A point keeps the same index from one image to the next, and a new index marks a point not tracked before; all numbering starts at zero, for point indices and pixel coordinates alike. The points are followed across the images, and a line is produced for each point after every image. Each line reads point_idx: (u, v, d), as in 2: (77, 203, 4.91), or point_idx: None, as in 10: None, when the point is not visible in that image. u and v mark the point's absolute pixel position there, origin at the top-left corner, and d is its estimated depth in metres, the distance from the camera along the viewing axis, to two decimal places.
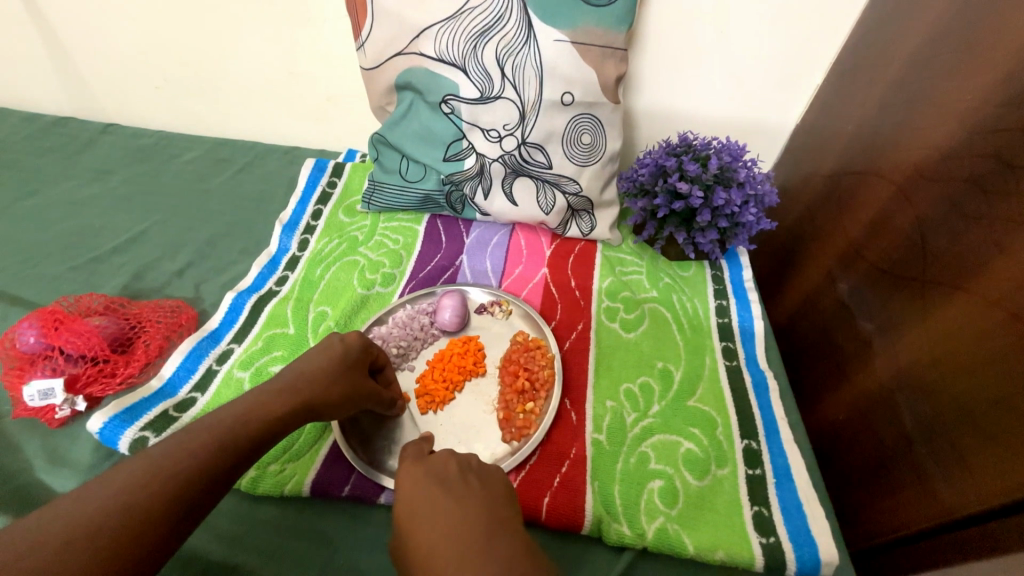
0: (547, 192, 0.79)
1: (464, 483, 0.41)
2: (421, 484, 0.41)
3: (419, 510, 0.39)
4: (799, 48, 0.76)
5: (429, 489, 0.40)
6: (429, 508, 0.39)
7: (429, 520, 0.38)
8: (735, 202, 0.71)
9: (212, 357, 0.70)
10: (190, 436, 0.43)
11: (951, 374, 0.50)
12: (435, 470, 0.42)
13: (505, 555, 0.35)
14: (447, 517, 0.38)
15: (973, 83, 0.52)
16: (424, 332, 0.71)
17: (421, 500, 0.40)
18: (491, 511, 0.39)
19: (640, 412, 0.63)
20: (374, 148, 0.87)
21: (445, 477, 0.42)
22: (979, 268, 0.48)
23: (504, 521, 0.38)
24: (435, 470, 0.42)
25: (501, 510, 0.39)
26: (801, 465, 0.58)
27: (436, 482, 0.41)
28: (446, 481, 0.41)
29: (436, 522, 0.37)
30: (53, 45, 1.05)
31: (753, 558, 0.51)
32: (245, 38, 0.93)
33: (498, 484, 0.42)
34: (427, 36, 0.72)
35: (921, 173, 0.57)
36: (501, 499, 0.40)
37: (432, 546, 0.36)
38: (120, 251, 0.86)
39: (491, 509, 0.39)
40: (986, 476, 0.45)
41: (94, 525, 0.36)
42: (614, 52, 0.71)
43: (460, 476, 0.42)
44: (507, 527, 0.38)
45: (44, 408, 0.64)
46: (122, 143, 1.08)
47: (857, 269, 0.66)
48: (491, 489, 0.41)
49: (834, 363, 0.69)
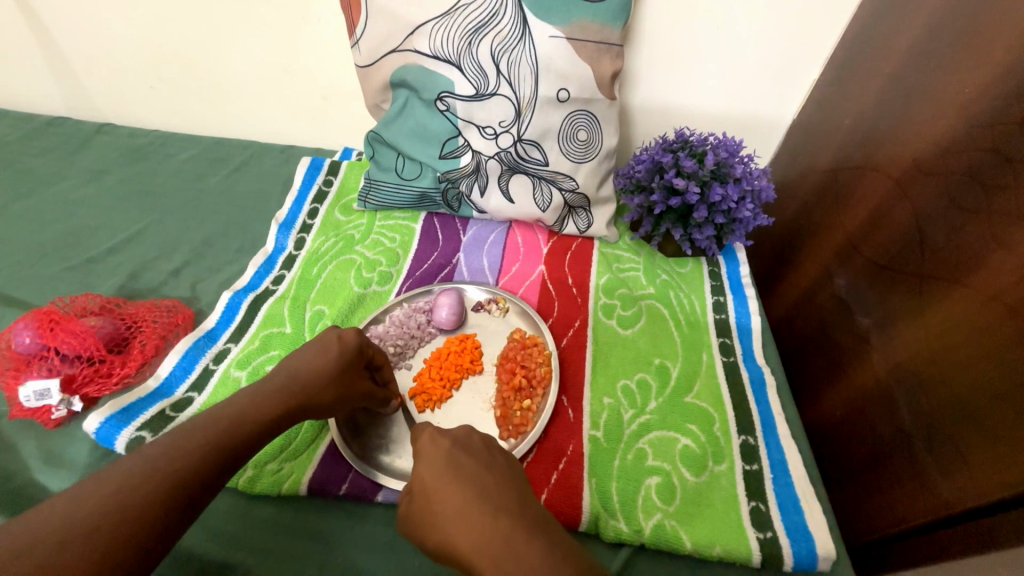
0: (543, 189, 0.79)
1: (491, 457, 0.40)
2: (446, 452, 0.40)
3: (445, 477, 0.38)
4: (795, 44, 0.76)
5: (456, 458, 0.40)
6: (460, 478, 0.38)
7: (456, 486, 0.37)
8: (731, 198, 0.71)
9: (209, 357, 0.70)
10: (180, 438, 0.42)
11: (946, 368, 0.50)
12: (460, 441, 0.42)
13: (538, 522, 0.35)
14: (477, 486, 0.37)
15: (971, 77, 0.52)
16: (421, 330, 0.71)
17: (448, 469, 0.39)
18: (517, 487, 0.38)
19: (638, 409, 0.63)
20: (370, 147, 0.86)
21: (470, 448, 0.41)
22: (976, 261, 0.48)
23: (529, 494, 0.38)
24: (461, 441, 0.41)
25: (526, 485, 0.39)
26: (799, 461, 0.58)
27: (462, 453, 0.40)
28: (472, 453, 0.40)
29: (465, 490, 0.37)
30: (47, 45, 1.04)
31: (750, 554, 0.51)
32: (240, 37, 0.92)
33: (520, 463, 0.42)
34: (421, 34, 0.72)
35: (917, 167, 0.57)
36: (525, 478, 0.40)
37: (463, 516, 0.35)
38: (116, 252, 0.86)
39: (518, 485, 0.38)
40: (984, 468, 0.45)
41: (88, 526, 0.36)
42: (609, 48, 0.71)
43: (486, 449, 0.41)
44: (531, 502, 0.37)
45: (41, 408, 0.64)
46: (117, 143, 1.08)
47: (854, 265, 0.66)
48: (513, 467, 0.41)
49: (831, 359, 0.69)
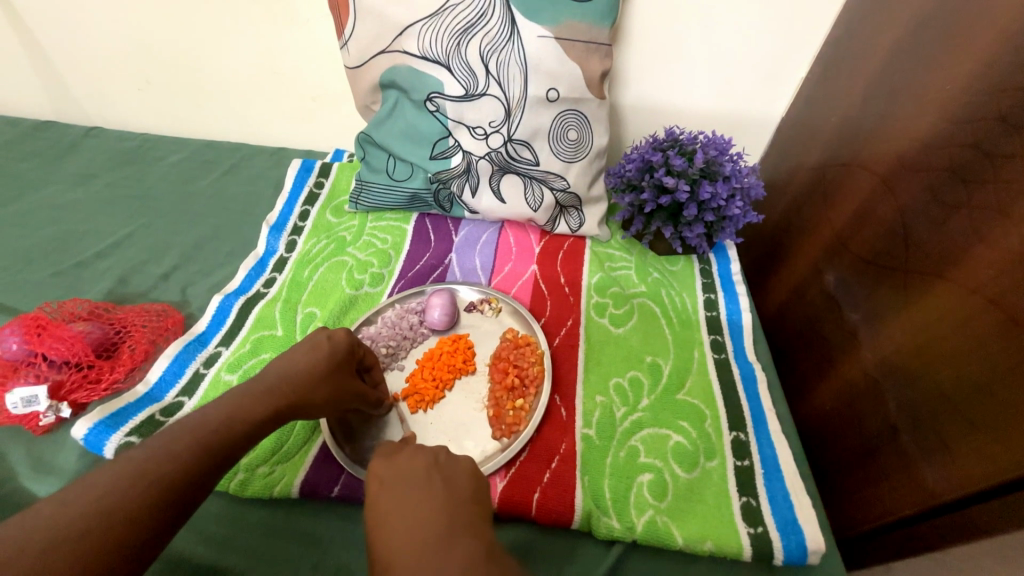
0: (534, 188, 0.79)
1: (428, 483, 0.41)
2: (387, 483, 0.41)
3: (382, 510, 0.39)
4: (780, 43, 0.76)
5: (394, 488, 0.40)
6: (395, 510, 0.38)
7: (390, 519, 0.38)
8: (721, 196, 0.71)
9: (199, 361, 0.70)
10: (170, 439, 0.42)
11: (930, 363, 0.51)
12: (402, 469, 0.42)
13: (465, 552, 0.35)
14: (409, 518, 0.37)
15: (952, 74, 0.52)
16: (413, 331, 0.71)
17: (386, 496, 0.40)
18: (450, 512, 0.38)
19: (630, 407, 0.63)
20: (360, 148, 0.86)
21: (411, 476, 0.41)
22: (959, 256, 0.49)
23: (466, 519, 0.38)
24: (402, 469, 0.42)
25: (460, 512, 0.38)
26: (789, 456, 0.59)
27: (402, 482, 0.41)
28: (411, 479, 0.41)
29: (399, 522, 0.37)
30: (33, 49, 1.04)
31: (742, 548, 0.51)
32: (228, 40, 0.92)
33: (463, 483, 0.42)
34: (410, 34, 0.72)
35: (902, 163, 0.58)
36: (463, 500, 0.40)
37: (391, 545, 0.36)
38: (104, 256, 0.85)
39: (450, 511, 0.38)
40: (968, 460, 0.46)
41: (78, 529, 0.36)
42: (598, 48, 0.71)
43: (426, 472, 0.42)
44: (464, 530, 0.37)
45: (28, 415, 0.63)
46: (106, 147, 1.07)
47: (842, 260, 0.67)
48: (453, 491, 0.40)
49: (821, 353, 0.70)
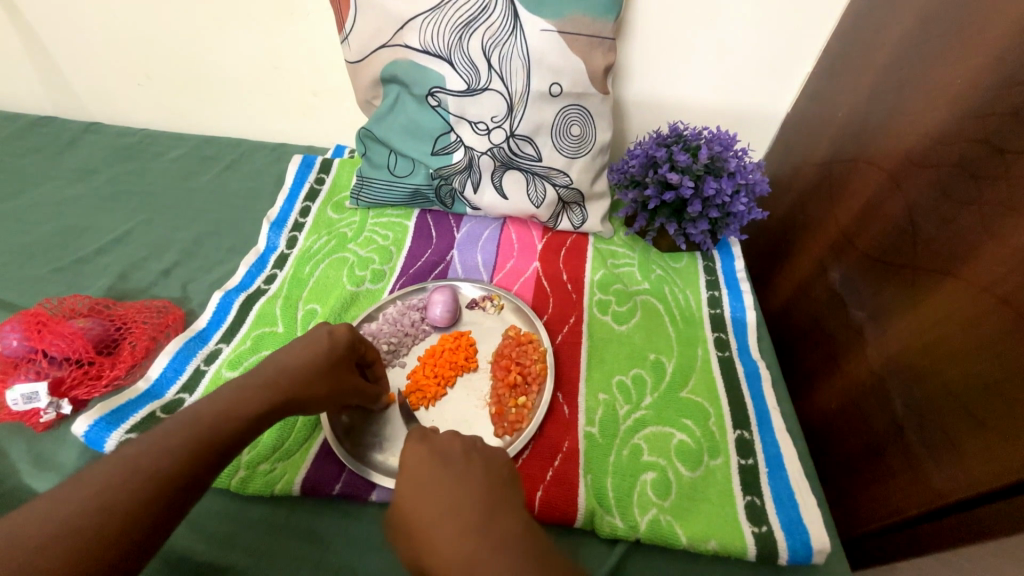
0: (536, 184, 0.79)
1: (467, 464, 0.40)
2: (425, 462, 0.40)
3: (421, 489, 0.38)
4: (786, 38, 0.75)
5: (433, 469, 0.39)
6: (435, 490, 0.38)
7: (430, 499, 0.37)
8: (725, 191, 0.70)
9: (200, 357, 0.69)
10: (166, 435, 0.42)
11: (939, 360, 0.50)
12: (439, 449, 0.41)
13: (510, 538, 0.34)
14: (451, 500, 0.37)
15: (961, 69, 0.52)
16: (415, 327, 0.70)
17: (425, 475, 0.39)
18: (491, 495, 0.38)
19: (633, 405, 0.62)
20: (361, 143, 0.86)
21: (448, 458, 0.41)
22: (970, 253, 0.48)
23: (506, 502, 0.37)
24: (439, 450, 0.41)
25: (501, 495, 0.38)
26: (794, 455, 0.58)
27: (439, 463, 0.40)
28: (447, 460, 0.40)
29: (439, 503, 0.37)
30: (32, 43, 1.03)
31: (746, 548, 0.51)
32: (228, 34, 0.91)
33: (502, 466, 0.41)
34: (411, 28, 0.71)
35: (909, 159, 0.57)
36: (504, 482, 0.39)
37: (433, 527, 0.35)
38: (104, 252, 0.85)
39: (492, 492, 0.38)
40: (976, 459, 0.45)
41: (73, 526, 0.36)
42: (601, 42, 0.70)
43: (463, 454, 0.41)
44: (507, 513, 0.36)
45: (29, 412, 0.62)
46: (106, 143, 1.06)
47: (848, 257, 0.66)
48: (493, 473, 0.40)
49: (826, 351, 0.69)
